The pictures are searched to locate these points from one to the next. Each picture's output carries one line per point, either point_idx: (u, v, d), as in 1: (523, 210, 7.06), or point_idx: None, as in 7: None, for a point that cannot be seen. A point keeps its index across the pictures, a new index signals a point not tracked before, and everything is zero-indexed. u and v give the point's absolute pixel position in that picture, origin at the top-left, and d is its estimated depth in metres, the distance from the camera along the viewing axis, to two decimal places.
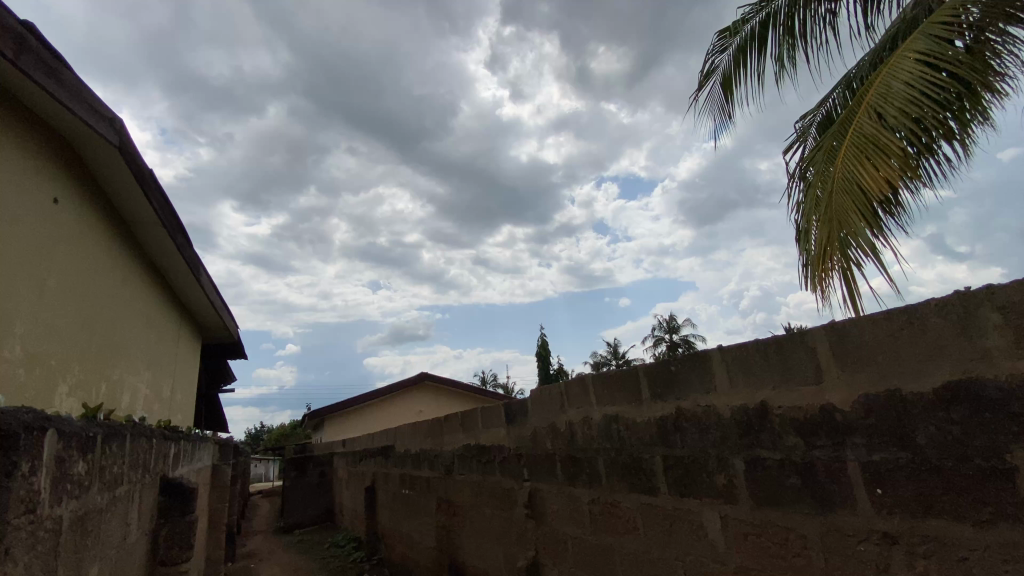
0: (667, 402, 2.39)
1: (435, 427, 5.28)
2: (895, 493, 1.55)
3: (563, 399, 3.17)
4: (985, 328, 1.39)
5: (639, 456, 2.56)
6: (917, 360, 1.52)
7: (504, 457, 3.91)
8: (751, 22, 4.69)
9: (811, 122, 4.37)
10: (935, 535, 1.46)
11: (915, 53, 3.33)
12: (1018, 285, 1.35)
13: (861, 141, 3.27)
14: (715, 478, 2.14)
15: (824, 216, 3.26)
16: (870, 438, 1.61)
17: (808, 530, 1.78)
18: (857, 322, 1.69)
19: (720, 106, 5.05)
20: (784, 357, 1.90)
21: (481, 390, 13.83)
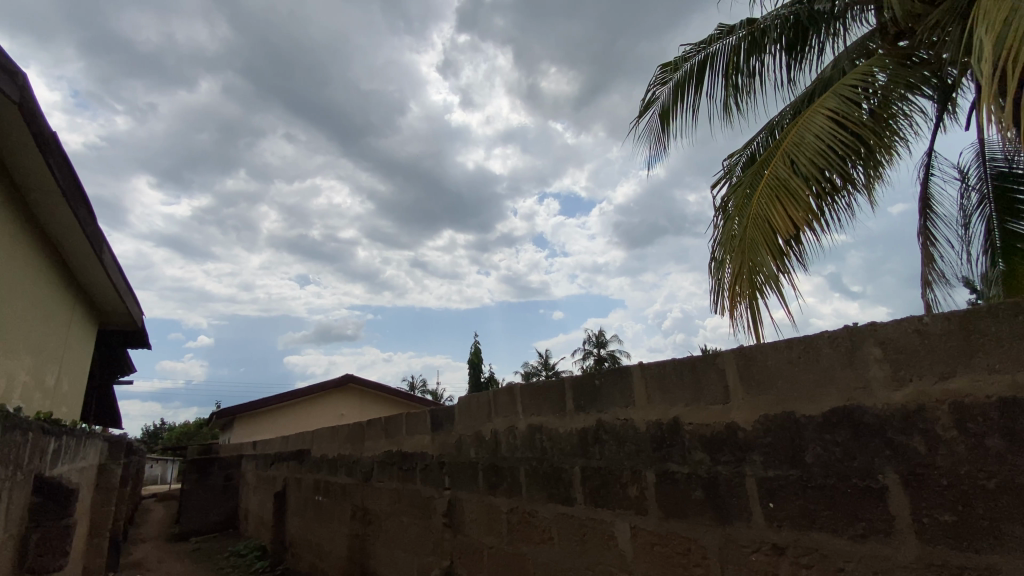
0: (589, 414, 2.47)
1: (355, 432, 5.11)
2: (784, 507, 1.69)
3: (489, 408, 3.18)
4: (867, 361, 1.56)
5: (558, 467, 2.62)
6: (810, 387, 1.68)
7: (426, 464, 3.85)
8: (691, 60, 5.01)
9: (737, 161, 4.72)
10: (816, 547, 1.61)
11: (827, 110, 3.72)
12: (896, 323, 1.53)
13: (775, 183, 3.59)
14: (628, 490, 2.24)
15: (737, 249, 3.54)
16: (766, 455, 1.76)
17: (708, 541, 1.90)
18: (762, 348, 1.84)
19: (657, 136, 5.34)
20: (697, 377, 2.03)
21: (407, 395, 13.56)
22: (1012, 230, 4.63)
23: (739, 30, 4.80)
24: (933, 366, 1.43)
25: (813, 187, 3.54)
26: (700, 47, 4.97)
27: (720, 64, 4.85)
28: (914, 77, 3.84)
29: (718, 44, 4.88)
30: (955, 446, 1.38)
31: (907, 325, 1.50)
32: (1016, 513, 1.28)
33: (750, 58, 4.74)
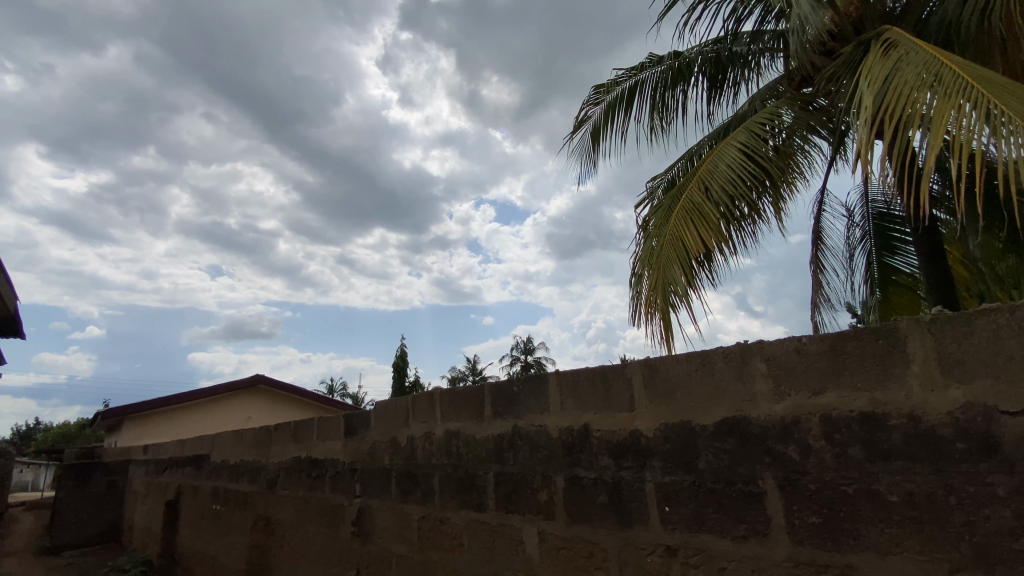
0: (506, 420, 2.49)
1: (261, 437, 4.80)
2: (678, 511, 1.81)
3: (407, 414, 3.12)
4: (754, 375, 1.71)
5: (473, 473, 2.62)
6: (706, 398, 1.81)
7: (337, 471, 3.70)
8: (622, 84, 5.27)
9: (660, 184, 5.01)
10: (703, 548, 1.73)
11: (738, 143, 4.06)
12: (779, 342, 1.68)
13: (690, 206, 3.85)
14: (538, 495, 2.28)
15: (653, 265, 3.76)
16: (664, 461, 1.87)
17: (609, 544, 1.99)
18: (666, 360, 1.95)
19: (588, 153, 5.56)
20: (607, 386, 2.11)
21: (324, 399, 12.97)
22: (887, 264, 5.30)
23: (666, 61, 5.11)
24: (809, 382, 1.59)
25: (722, 212, 3.85)
26: (631, 73, 5.23)
27: (649, 90, 5.14)
28: (811, 122, 4.29)
29: (647, 72, 5.17)
30: (823, 455, 1.53)
31: (789, 344, 1.65)
32: (869, 516, 1.44)
33: (675, 89, 5.06)
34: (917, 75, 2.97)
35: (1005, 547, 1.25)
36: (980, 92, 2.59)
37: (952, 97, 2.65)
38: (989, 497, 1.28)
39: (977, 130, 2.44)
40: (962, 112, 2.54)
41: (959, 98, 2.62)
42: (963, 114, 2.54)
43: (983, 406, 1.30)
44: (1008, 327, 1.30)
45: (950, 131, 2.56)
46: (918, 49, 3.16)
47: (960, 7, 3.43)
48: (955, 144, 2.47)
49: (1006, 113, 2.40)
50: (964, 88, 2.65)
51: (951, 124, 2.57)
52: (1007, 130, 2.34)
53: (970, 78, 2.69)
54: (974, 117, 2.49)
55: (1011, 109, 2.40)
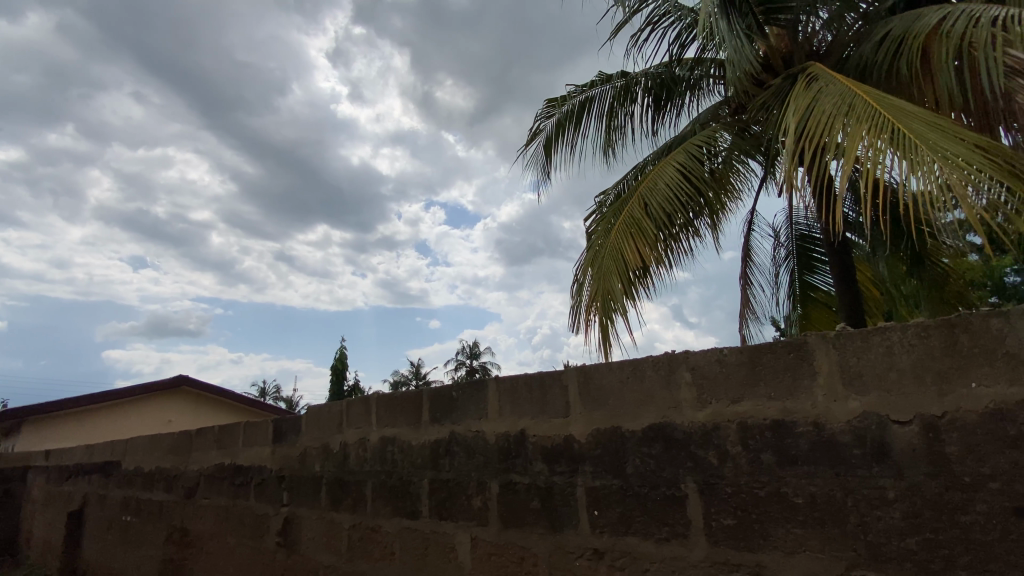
0: (443, 425, 2.47)
1: (180, 442, 4.48)
2: (606, 515, 1.87)
3: (340, 419, 3.02)
4: (679, 384, 1.79)
5: (407, 480, 2.58)
6: (636, 405, 1.88)
7: (263, 479, 3.52)
8: (573, 99, 5.41)
9: (606, 198, 5.17)
10: (629, 550, 1.79)
11: (677, 163, 4.27)
12: (703, 352, 1.77)
13: (630, 221, 4.00)
14: (472, 501, 2.28)
15: (596, 276, 3.89)
16: (595, 466, 1.93)
17: (540, 549, 2.02)
18: (600, 367, 2.01)
19: (538, 163, 5.65)
20: (544, 392, 2.15)
21: (255, 403, 12.32)
22: (807, 281, 5.73)
23: (615, 80, 5.29)
24: (728, 391, 1.69)
25: (661, 226, 4.03)
26: (582, 89, 5.38)
27: (598, 108, 5.31)
28: (744, 146, 4.58)
29: (597, 89, 5.34)
30: (739, 459, 1.63)
31: (711, 354, 1.74)
32: (777, 517, 1.54)
33: (623, 106, 5.24)
34: (834, 105, 3.25)
35: (894, 546, 1.37)
36: (886, 123, 2.87)
37: (863, 126, 2.92)
38: (880, 500, 1.41)
39: (883, 158, 2.71)
40: (871, 141, 2.81)
41: (869, 128, 2.89)
42: (872, 143, 2.81)
43: (877, 416, 1.43)
44: (899, 343, 1.43)
45: (861, 158, 2.83)
46: (835, 81, 3.45)
47: (873, 51, 3.77)
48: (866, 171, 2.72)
49: (907, 144, 2.68)
50: (873, 118, 2.94)
51: (861, 152, 2.84)
52: (907, 162, 2.62)
53: (878, 109, 2.97)
54: (880, 147, 2.77)
55: (910, 141, 2.68)
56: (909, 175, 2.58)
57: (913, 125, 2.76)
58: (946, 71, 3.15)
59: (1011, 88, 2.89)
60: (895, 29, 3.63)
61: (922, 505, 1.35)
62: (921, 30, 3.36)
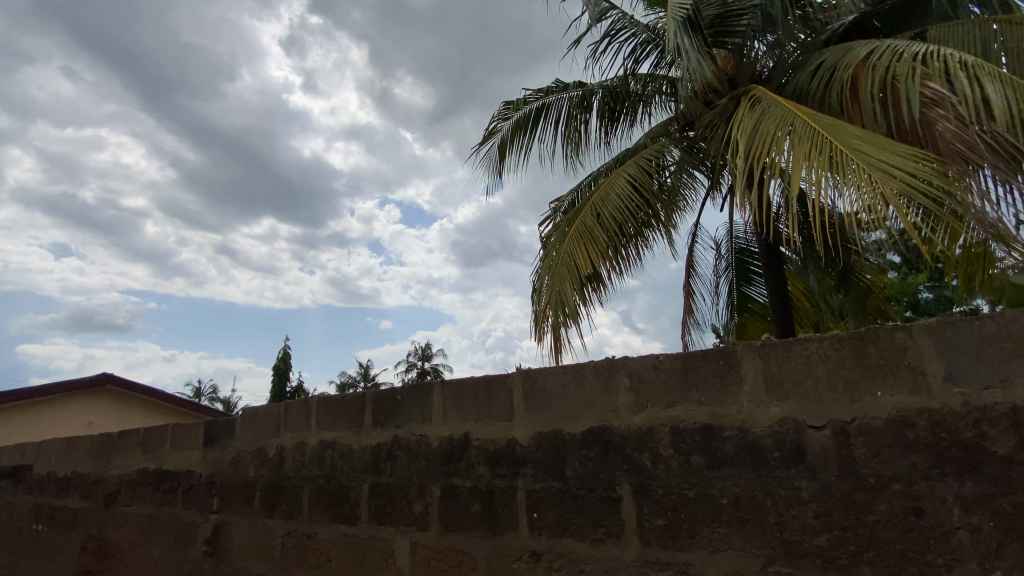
0: (385, 429, 2.43)
1: (100, 446, 4.17)
2: (544, 517, 1.90)
3: (277, 422, 2.91)
4: (619, 388, 1.85)
5: (346, 484, 2.52)
6: (577, 408, 1.93)
7: (192, 485, 3.33)
8: (530, 105, 5.47)
9: (561, 204, 5.26)
10: (565, 552, 1.83)
11: (629, 174, 4.41)
12: (642, 359, 1.83)
13: (584, 229, 4.09)
14: (413, 506, 2.25)
15: (548, 282, 3.96)
16: (536, 469, 1.95)
17: (479, 553, 2.02)
18: (544, 371, 2.04)
19: (494, 166, 5.67)
20: (488, 395, 2.15)
21: (188, 404, 11.62)
22: (744, 292, 6.04)
23: (572, 89, 5.40)
24: (663, 395, 1.76)
25: (613, 236, 4.14)
26: (539, 96, 5.46)
27: (555, 115, 5.40)
28: (692, 161, 4.77)
29: (554, 97, 5.43)
30: (671, 462, 1.70)
31: (649, 360, 1.81)
32: (704, 517, 1.62)
33: (579, 116, 5.35)
34: (776, 127, 3.45)
35: (807, 543, 1.47)
36: (825, 146, 3.07)
37: (804, 149, 3.11)
38: (796, 499, 1.50)
39: (821, 182, 2.90)
40: (811, 164, 3.00)
41: (809, 151, 3.08)
42: (812, 167, 3.00)
43: (795, 421, 1.53)
44: (816, 354, 1.54)
45: (801, 179, 3.01)
46: (777, 103, 3.66)
47: (808, 79, 4.03)
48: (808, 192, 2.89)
49: (842, 169, 2.88)
50: (812, 142, 3.13)
51: (802, 173, 3.02)
52: (843, 185, 2.80)
53: (816, 132, 3.18)
54: (819, 170, 2.96)
55: (845, 165, 2.88)
56: (842, 198, 2.77)
57: (848, 150, 2.96)
58: (872, 102, 3.41)
59: (928, 118, 3.16)
60: (828, 60, 3.90)
61: (832, 505, 1.45)
62: (851, 62, 3.63)
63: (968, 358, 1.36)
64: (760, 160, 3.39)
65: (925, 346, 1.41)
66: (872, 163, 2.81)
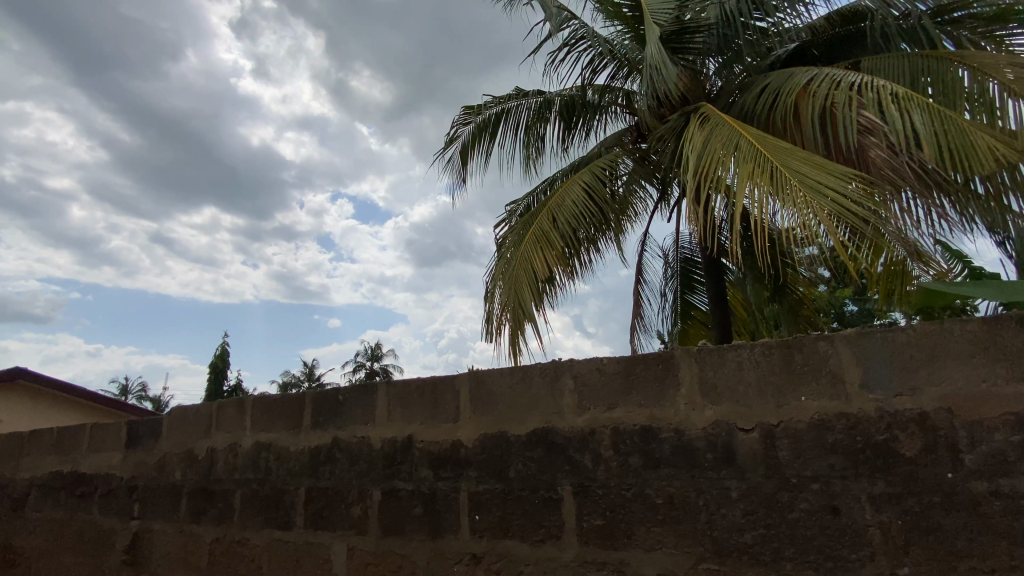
0: (325, 431, 2.35)
1: (6, 447, 3.81)
2: (486, 519, 1.89)
3: (209, 423, 2.75)
4: (564, 390, 1.87)
5: (281, 488, 2.42)
6: (522, 410, 1.94)
7: (110, 489, 3.10)
8: (489, 107, 5.47)
9: (517, 208, 5.28)
10: (506, 553, 1.83)
11: (585, 182, 4.48)
12: (587, 362, 1.86)
13: (539, 234, 4.11)
14: (352, 510, 2.19)
15: (502, 286, 3.97)
16: (479, 471, 1.95)
17: (418, 556, 1.99)
18: (491, 373, 2.03)
19: (451, 167, 5.64)
20: (434, 397, 2.13)
21: (113, 403, 10.82)
22: (689, 300, 6.29)
23: (531, 95, 5.46)
24: (606, 398, 1.80)
25: (567, 242, 4.20)
26: (499, 99, 5.47)
27: (514, 120, 5.43)
28: (644, 173, 4.90)
29: (514, 101, 5.46)
30: (611, 462, 1.74)
31: (594, 363, 1.84)
32: (640, 517, 1.66)
33: (538, 121, 5.40)
34: (723, 144, 3.61)
35: (735, 540, 1.54)
36: (768, 165, 3.23)
37: (748, 167, 3.27)
38: (725, 498, 1.57)
39: (763, 198, 3.06)
40: (754, 182, 3.16)
41: (753, 169, 3.24)
42: (755, 184, 3.16)
43: (728, 424, 1.61)
44: (748, 360, 1.62)
45: (746, 196, 3.17)
46: (725, 122, 3.83)
47: (753, 100, 4.25)
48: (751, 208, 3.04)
49: (782, 187, 3.05)
50: (756, 160, 3.30)
51: (747, 190, 3.18)
52: (783, 202, 2.97)
53: (760, 152, 3.35)
54: (762, 188, 3.12)
55: (785, 184, 3.05)
56: (781, 215, 2.93)
57: (788, 170, 3.13)
58: (812, 125, 3.63)
59: (862, 143, 3.40)
60: (772, 83, 4.12)
61: (758, 504, 1.53)
62: (793, 88, 3.84)
63: (882, 367, 1.47)
64: (708, 175, 3.53)
65: (845, 354, 1.51)
66: (809, 184, 2.99)
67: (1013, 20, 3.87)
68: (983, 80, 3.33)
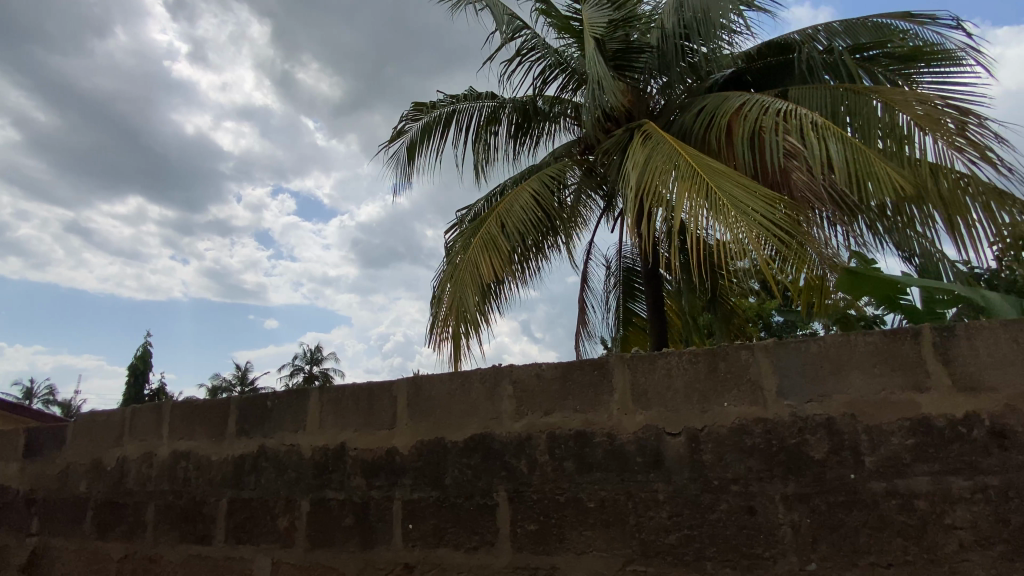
0: (251, 439, 2.23)
1: None
2: (420, 527, 1.86)
3: (121, 430, 2.55)
4: (502, 396, 1.88)
5: (200, 500, 2.27)
6: (460, 416, 1.92)
7: (4, 504, 2.80)
8: (440, 108, 5.43)
9: (468, 212, 5.26)
10: (439, 561, 1.81)
11: (533, 189, 4.52)
12: (525, 368, 1.87)
13: (488, 239, 4.11)
14: (278, 522, 2.09)
15: (448, 288, 3.94)
16: (414, 479, 1.91)
17: (349, 567, 1.93)
18: (430, 379, 2.00)
19: (400, 165, 5.54)
20: (370, 403, 2.07)
21: (16, 409, 9.83)
22: (631, 308, 6.49)
23: (483, 99, 5.47)
24: (543, 403, 1.82)
25: (514, 248, 4.23)
26: (450, 100, 5.45)
27: (465, 123, 5.42)
28: (590, 184, 5.01)
29: (466, 103, 5.45)
30: (546, 467, 1.76)
31: (532, 369, 1.86)
32: (572, 522, 1.69)
33: (489, 126, 5.42)
34: (664, 161, 3.77)
35: (662, 542, 1.59)
36: (703, 183, 3.40)
37: (685, 184, 3.43)
38: (653, 501, 1.63)
39: (698, 214, 3.22)
40: (691, 198, 3.32)
41: (690, 186, 3.41)
42: (691, 199, 3.32)
43: (656, 429, 1.67)
44: (676, 367, 1.69)
45: (683, 209, 3.33)
46: (665, 140, 3.99)
47: (692, 120, 4.46)
48: (686, 223, 3.20)
49: (716, 204, 3.22)
50: (693, 178, 3.46)
51: (684, 204, 3.33)
52: (716, 218, 3.14)
53: (697, 170, 3.51)
54: (698, 203, 3.28)
55: (719, 201, 3.22)
56: (715, 230, 3.09)
57: (722, 188, 3.31)
58: (744, 147, 3.86)
59: (785, 167, 3.65)
60: (709, 105, 4.35)
61: (682, 506, 1.60)
62: (727, 111, 4.08)
63: (796, 376, 1.57)
64: (650, 189, 3.67)
65: (763, 363, 1.61)
66: (739, 202, 3.17)
67: (922, 61, 4.31)
68: (894, 113, 3.66)
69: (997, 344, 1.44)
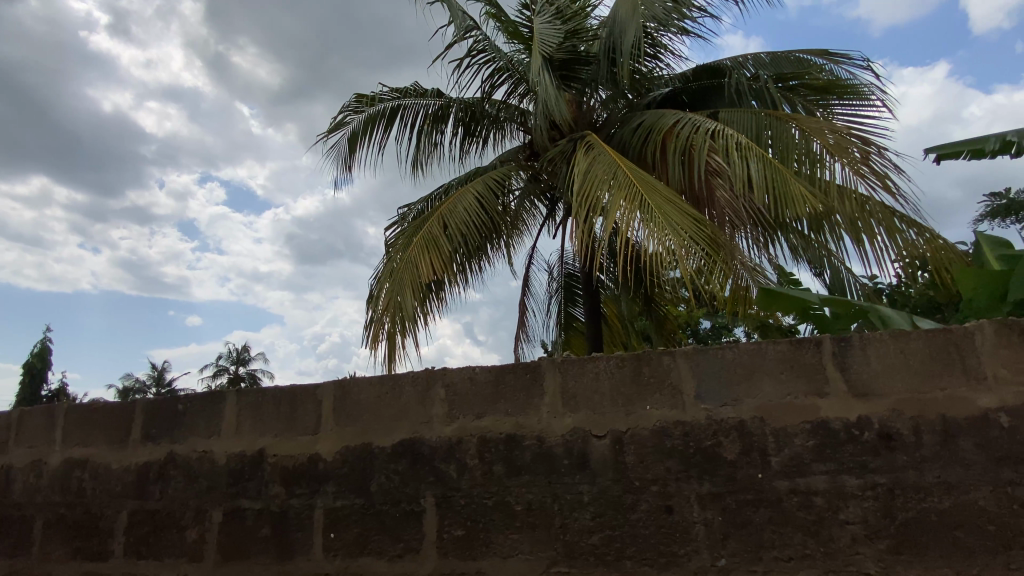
0: (158, 445, 2.07)
1: None
2: (342, 536, 1.80)
3: (5, 435, 2.28)
4: (433, 400, 1.85)
5: (97, 512, 2.08)
6: (389, 420, 1.88)
7: None
8: (385, 101, 5.31)
9: (410, 210, 5.17)
10: (362, 570, 1.76)
11: (477, 191, 4.52)
12: (457, 372, 1.86)
13: (428, 238, 4.06)
14: (186, 534, 1.95)
15: (386, 287, 3.85)
16: (338, 486, 1.85)
17: None
18: (358, 382, 1.94)
19: (340, 158, 5.36)
20: (293, 408, 1.98)
21: None
22: (570, 312, 6.62)
23: (429, 96, 5.40)
24: (475, 407, 1.81)
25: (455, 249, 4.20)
26: (395, 94, 5.34)
27: (409, 119, 5.33)
28: (532, 190, 5.07)
29: (411, 99, 5.36)
30: (475, 471, 1.75)
31: (464, 372, 1.85)
32: (498, 526, 1.70)
33: (434, 124, 5.36)
34: (603, 171, 3.89)
35: (586, 543, 1.63)
36: (638, 193, 3.54)
37: (622, 193, 3.56)
38: (578, 503, 1.66)
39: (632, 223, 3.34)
40: (626, 207, 3.44)
41: (625, 197, 3.53)
42: (627, 209, 3.45)
43: (583, 432, 1.71)
44: (604, 371, 1.74)
45: (618, 218, 3.44)
46: (607, 151, 4.11)
47: (631, 133, 4.62)
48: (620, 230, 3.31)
49: (649, 213, 3.36)
50: (629, 188, 3.60)
51: (620, 213, 3.45)
52: (648, 227, 3.27)
53: (633, 181, 3.65)
54: (632, 212, 3.40)
55: (651, 211, 3.37)
56: (646, 238, 3.23)
57: (654, 199, 3.46)
58: (676, 162, 4.05)
59: (711, 184, 3.87)
60: (647, 120, 4.53)
61: (605, 507, 1.64)
62: (661, 127, 4.27)
63: (713, 382, 1.66)
64: (589, 197, 3.77)
65: (683, 369, 1.68)
66: (670, 213, 3.33)
67: (836, 94, 4.72)
68: (809, 139, 3.97)
69: (886, 354, 1.59)
